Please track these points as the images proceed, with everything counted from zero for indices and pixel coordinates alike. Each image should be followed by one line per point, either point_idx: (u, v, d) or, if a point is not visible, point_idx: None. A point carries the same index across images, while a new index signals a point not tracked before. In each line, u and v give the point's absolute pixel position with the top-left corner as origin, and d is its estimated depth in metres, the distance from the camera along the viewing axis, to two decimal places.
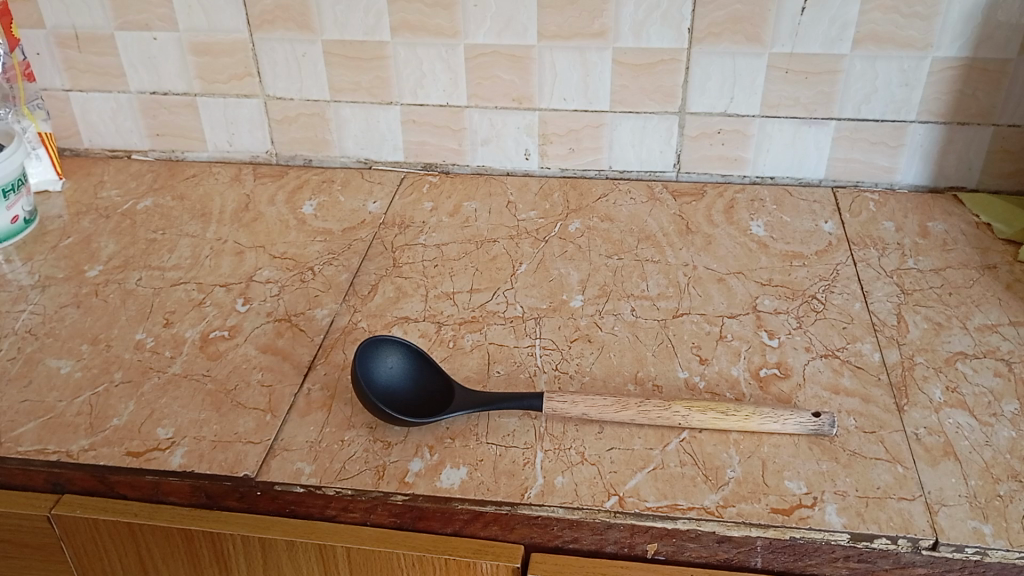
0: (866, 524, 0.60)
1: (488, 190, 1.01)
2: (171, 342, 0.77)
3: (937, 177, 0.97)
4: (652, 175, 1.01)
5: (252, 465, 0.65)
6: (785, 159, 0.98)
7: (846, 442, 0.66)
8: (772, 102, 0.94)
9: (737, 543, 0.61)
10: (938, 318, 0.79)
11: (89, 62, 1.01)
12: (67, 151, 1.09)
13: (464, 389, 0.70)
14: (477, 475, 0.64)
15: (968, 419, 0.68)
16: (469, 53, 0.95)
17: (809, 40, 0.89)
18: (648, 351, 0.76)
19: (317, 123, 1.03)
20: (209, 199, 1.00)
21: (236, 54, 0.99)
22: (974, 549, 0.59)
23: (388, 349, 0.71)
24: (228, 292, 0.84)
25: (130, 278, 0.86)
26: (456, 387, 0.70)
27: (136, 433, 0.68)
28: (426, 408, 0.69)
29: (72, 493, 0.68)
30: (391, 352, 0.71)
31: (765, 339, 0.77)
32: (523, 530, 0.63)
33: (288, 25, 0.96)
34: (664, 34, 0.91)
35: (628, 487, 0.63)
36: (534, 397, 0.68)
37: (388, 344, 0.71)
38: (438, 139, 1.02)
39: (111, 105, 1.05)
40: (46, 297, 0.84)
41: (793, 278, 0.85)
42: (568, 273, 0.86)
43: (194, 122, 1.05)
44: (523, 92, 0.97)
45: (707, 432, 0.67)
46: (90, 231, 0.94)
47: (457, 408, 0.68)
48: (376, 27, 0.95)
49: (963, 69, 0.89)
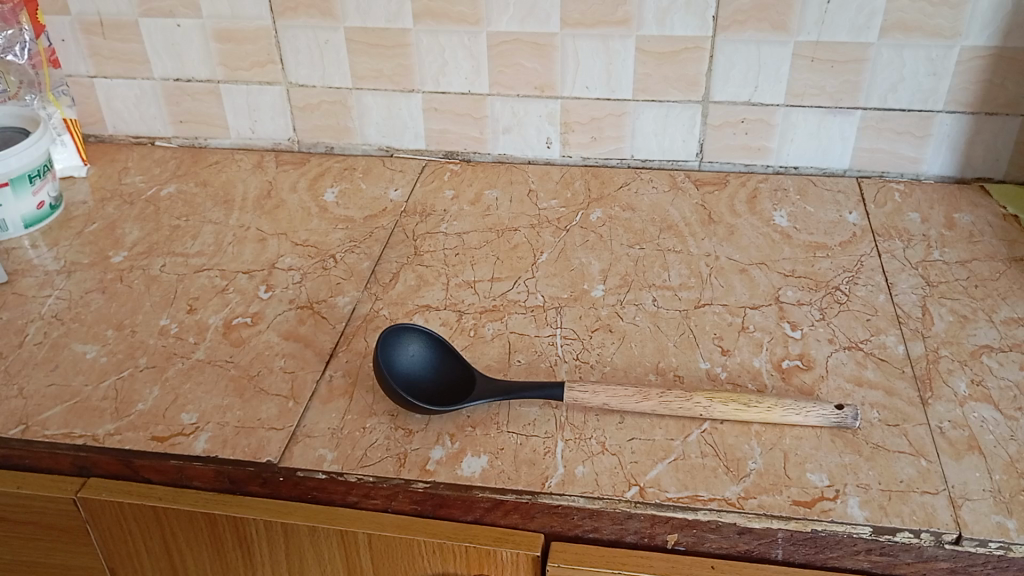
0: (889, 517, 0.60)
1: (509, 178, 1.01)
2: (195, 328, 0.78)
3: (964, 167, 0.96)
4: (674, 164, 1.01)
5: (276, 451, 0.65)
6: (810, 148, 0.97)
7: (869, 435, 0.66)
8: (798, 91, 0.93)
9: (759, 534, 0.61)
10: (964, 311, 0.78)
11: (114, 49, 1.02)
12: (92, 137, 1.10)
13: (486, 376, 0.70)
14: (498, 464, 0.64)
15: (993, 413, 0.67)
16: (491, 41, 0.95)
17: (836, 28, 0.88)
18: (670, 341, 0.75)
19: (339, 111, 1.03)
20: (232, 185, 1.00)
21: (259, 41, 0.99)
22: (998, 544, 0.58)
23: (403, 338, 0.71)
24: (251, 278, 0.85)
25: (154, 264, 0.87)
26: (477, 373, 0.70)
27: (161, 418, 0.69)
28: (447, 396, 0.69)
29: (98, 477, 0.69)
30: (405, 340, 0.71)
31: (788, 330, 0.76)
32: (544, 519, 0.63)
33: (312, 12, 0.96)
34: (688, 22, 0.90)
35: (649, 477, 0.63)
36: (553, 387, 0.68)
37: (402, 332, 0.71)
38: (460, 127, 1.02)
39: (136, 91, 1.05)
40: (72, 282, 0.84)
41: (816, 269, 0.84)
42: (589, 262, 0.86)
43: (218, 109, 1.05)
44: (546, 80, 0.97)
45: (730, 423, 0.67)
46: (114, 217, 0.95)
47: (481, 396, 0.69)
48: (399, 14, 0.95)
49: (992, 59, 0.88)
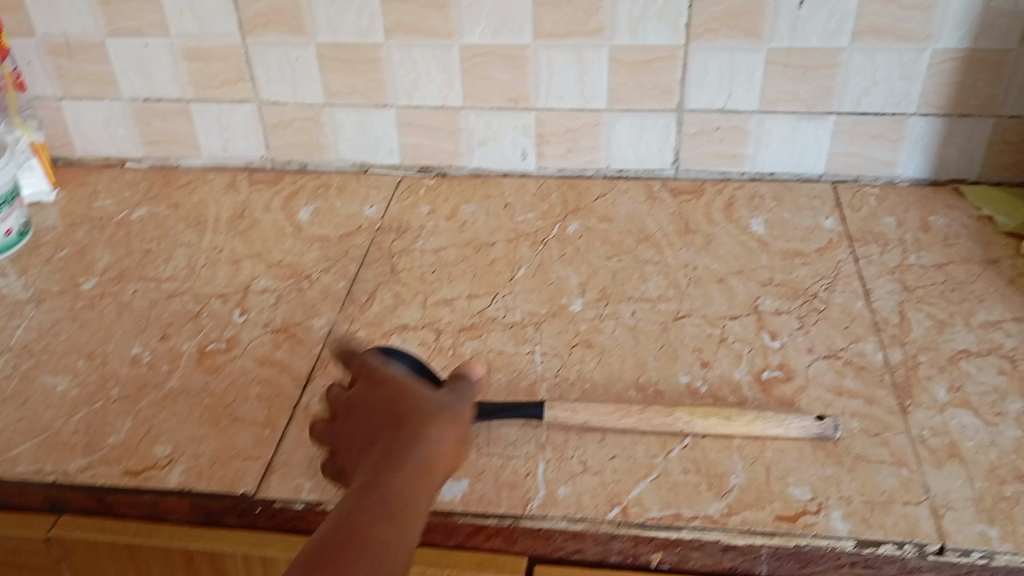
0: (872, 530, 0.59)
1: (485, 192, 1.00)
2: (169, 356, 0.77)
3: (938, 169, 0.96)
4: (650, 173, 1.01)
5: (252, 482, 0.64)
6: (785, 154, 0.97)
7: (850, 445, 0.66)
8: (771, 97, 0.93)
9: (742, 551, 0.61)
10: (941, 316, 0.78)
11: (81, 70, 1.01)
12: (61, 160, 1.08)
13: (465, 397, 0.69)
14: (479, 488, 0.63)
15: (972, 419, 0.67)
16: (464, 54, 0.94)
17: (807, 34, 0.88)
18: (649, 356, 0.75)
19: (312, 127, 1.02)
20: (205, 206, 0.99)
21: (229, 59, 0.98)
22: (981, 553, 0.58)
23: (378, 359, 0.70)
24: (225, 302, 0.83)
25: (126, 291, 0.86)
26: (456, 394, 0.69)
27: (134, 451, 0.68)
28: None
29: (71, 513, 0.68)
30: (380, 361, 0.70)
31: (768, 340, 0.76)
32: (526, 542, 0.63)
33: (281, 28, 0.95)
34: (660, 31, 0.90)
35: (631, 496, 0.62)
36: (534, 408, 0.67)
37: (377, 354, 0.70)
38: (434, 141, 1.02)
39: (105, 113, 1.04)
40: (42, 311, 0.83)
41: (794, 277, 0.84)
42: (567, 275, 0.86)
43: (188, 128, 1.04)
44: (520, 91, 0.96)
45: (711, 438, 0.67)
46: (84, 242, 0.94)
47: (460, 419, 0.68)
48: (370, 29, 0.94)
49: (963, 61, 0.88)
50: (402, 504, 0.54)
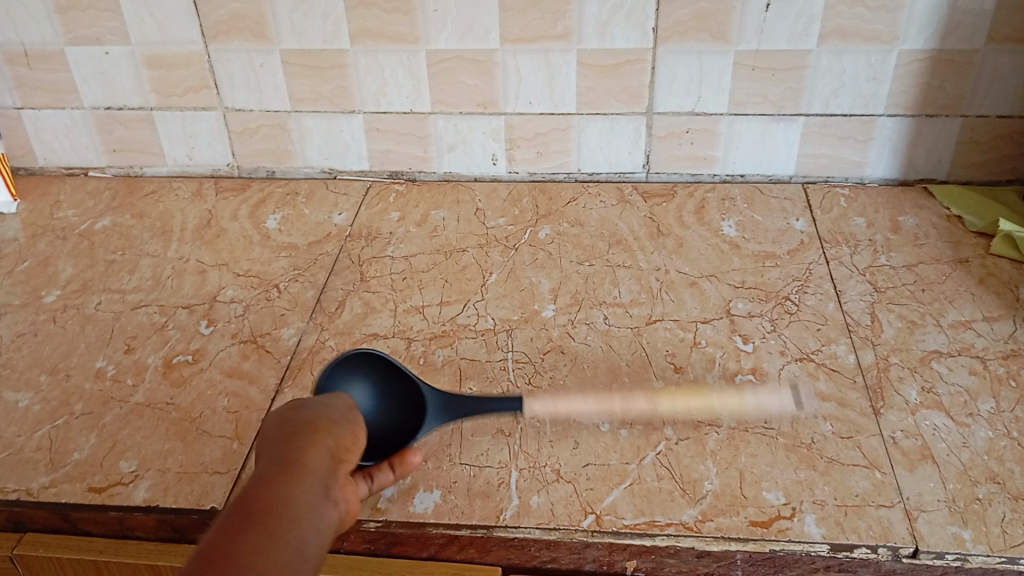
0: (846, 534, 0.59)
1: (456, 198, 0.99)
2: (134, 369, 0.75)
3: (907, 169, 0.96)
4: (621, 177, 1.00)
5: (220, 497, 0.63)
6: (755, 156, 0.97)
7: (824, 449, 0.66)
8: (740, 100, 0.93)
9: (717, 557, 0.60)
10: (912, 316, 0.78)
11: (41, 79, 0.99)
12: (22, 170, 1.06)
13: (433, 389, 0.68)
14: (452, 498, 0.63)
15: (944, 420, 0.67)
16: (431, 59, 0.93)
17: (775, 37, 0.88)
18: (622, 361, 0.74)
19: (279, 134, 1.01)
20: (170, 216, 0.98)
21: (192, 66, 0.96)
22: (955, 555, 0.58)
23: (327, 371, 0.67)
24: (191, 313, 0.82)
25: (89, 303, 0.84)
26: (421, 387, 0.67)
27: (98, 468, 0.66)
28: (398, 423, 0.67)
29: (35, 532, 0.66)
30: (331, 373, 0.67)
31: (740, 344, 0.76)
32: (500, 552, 0.62)
33: (245, 35, 0.94)
34: (628, 34, 0.90)
35: (605, 504, 0.62)
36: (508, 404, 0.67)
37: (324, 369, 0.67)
38: (404, 147, 1.01)
39: (66, 121, 1.02)
40: (3, 325, 0.81)
41: (766, 279, 0.84)
42: (539, 281, 0.85)
43: (153, 136, 1.02)
44: (488, 96, 0.95)
45: (685, 444, 0.66)
46: (46, 254, 0.92)
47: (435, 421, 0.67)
48: (335, 35, 0.93)
49: (929, 62, 0.88)
50: (267, 505, 0.51)
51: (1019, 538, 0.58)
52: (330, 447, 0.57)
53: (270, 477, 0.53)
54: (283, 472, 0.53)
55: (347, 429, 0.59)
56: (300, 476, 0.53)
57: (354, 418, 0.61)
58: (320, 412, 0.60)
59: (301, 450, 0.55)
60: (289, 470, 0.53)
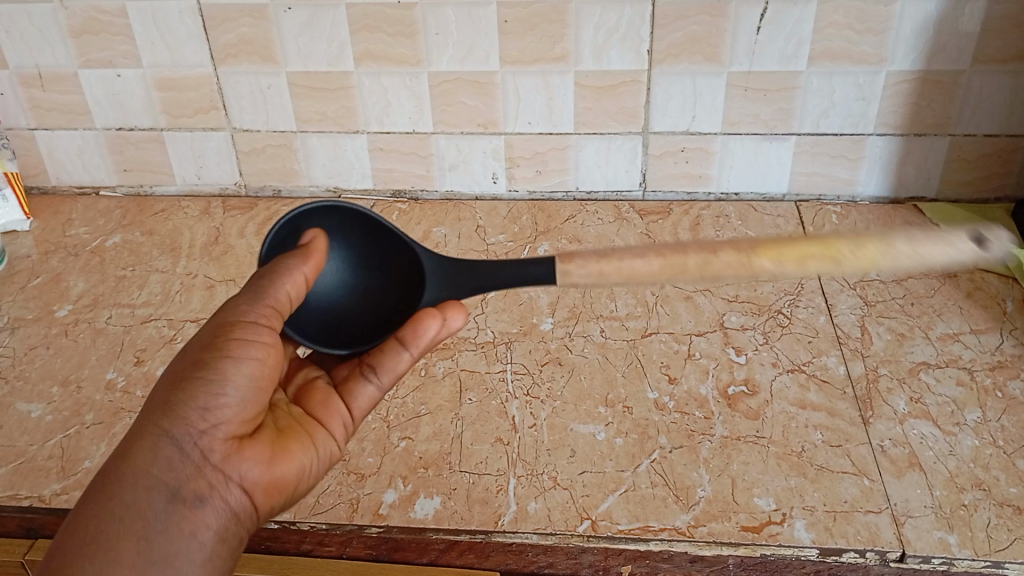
0: (834, 538, 0.61)
1: (457, 215, 1.02)
2: (143, 380, 0.77)
3: (897, 188, 0.99)
4: (619, 195, 1.03)
5: None
6: (749, 175, 1.00)
7: (814, 456, 0.67)
8: (733, 120, 0.96)
9: (710, 562, 0.62)
10: (901, 329, 0.80)
11: (54, 101, 1.01)
12: (35, 189, 1.09)
13: (429, 256, 0.64)
14: (451, 505, 0.64)
15: (932, 429, 0.69)
16: (433, 80, 0.96)
17: (766, 59, 0.91)
18: (618, 372, 0.76)
19: (285, 154, 1.04)
20: (179, 233, 1.00)
21: (201, 88, 0.99)
22: (941, 559, 0.60)
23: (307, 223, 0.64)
24: (199, 327, 0.84)
25: (100, 317, 0.86)
26: (417, 250, 0.65)
27: None
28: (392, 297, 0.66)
29: (46, 538, 0.68)
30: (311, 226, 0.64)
31: (733, 356, 0.78)
32: (499, 557, 0.64)
33: (253, 57, 0.96)
34: (624, 56, 0.92)
35: (600, 510, 0.64)
36: (539, 274, 0.60)
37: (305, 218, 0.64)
38: (406, 166, 1.03)
39: (78, 142, 1.05)
40: (16, 338, 0.83)
41: (759, 294, 0.86)
42: (538, 295, 0.87)
43: (162, 156, 1.05)
44: (488, 117, 0.98)
45: (678, 452, 0.68)
46: (58, 270, 0.94)
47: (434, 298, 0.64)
48: (340, 57, 0.96)
49: (918, 82, 0.91)
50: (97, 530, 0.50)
51: (1003, 542, 0.60)
52: (185, 423, 0.52)
53: (93, 499, 0.51)
54: (123, 474, 0.51)
55: (235, 376, 0.54)
56: (130, 484, 0.51)
57: (247, 350, 0.54)
58: (207, 347, 0.54)
59: (141, 443, 0.52)
60: (130, 470, 0.51)
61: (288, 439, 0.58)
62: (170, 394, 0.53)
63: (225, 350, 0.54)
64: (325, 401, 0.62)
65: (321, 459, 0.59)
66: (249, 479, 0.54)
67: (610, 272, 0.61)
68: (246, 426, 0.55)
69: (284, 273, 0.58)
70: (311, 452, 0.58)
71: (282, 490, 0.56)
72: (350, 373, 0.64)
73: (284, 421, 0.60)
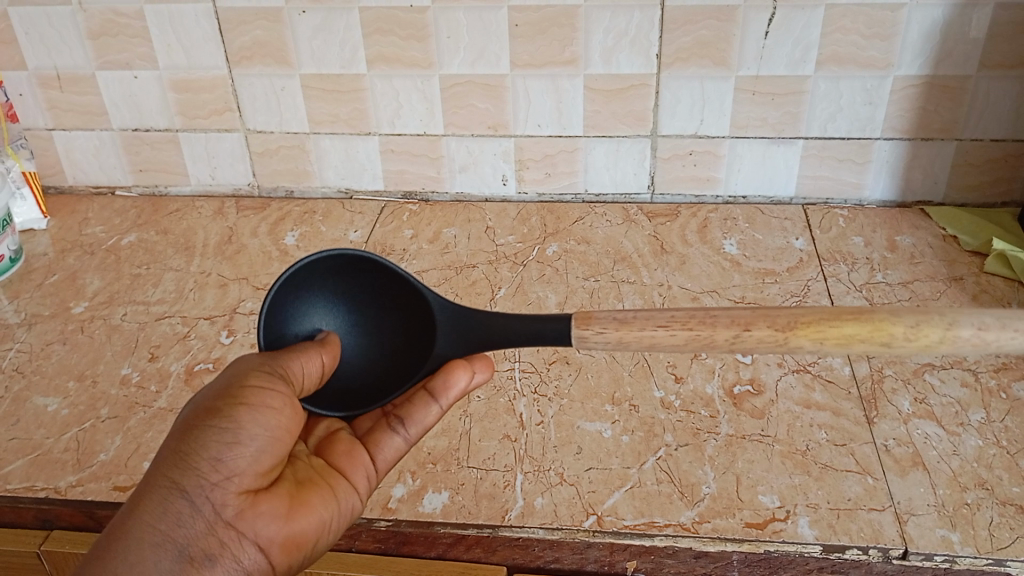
0: (838, 535, 0.62)
1: (467, 216, 1.03)
2: (157, 376, 0.79)
3: (904, 192, 0.99)
4: (627, 198, 1.04)
5: None
6: (757, 178, 1.00)
7: (817, 455, 0.68)
8: (741, 123, 0.96)
9: (714, 558, 0.63)
10: None
11: (71, 101, 1.03)
12: (53, 188, 1.11)
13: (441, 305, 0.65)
14: (459, 500, 0.65)
15: (935, 429, 0.70)
16: (444, 83, 0.97)
17: (774, 63, 0.92)
18: (625, 371, 0.77)
19: (297, 155, 1.05)
20: (193, 232, 1.01)
21: (216, 90, 1.01)
22: (943, 556, 0.60)
23: (322, 261, 0.65)
24: (213, 324, 0.85)
25: (116, 314, 0.88)
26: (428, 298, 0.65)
27: (123, 468, 0.69)
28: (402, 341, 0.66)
29: (62, 529, 0.69)
30: (327, 265, 0.65)
31: (739, 355, 0.78)
32: (505, 552, 0.65)
33: (267, 60, 0.98)
34: (633, 60, 0.93)
35: (605, 506, 0.64)
36: (554, 333, 0.61)
37: (321, 257, 0.64)
38: (417, 168, 1.04)
39: (95, 142, 1.06)
40: (33, 334, 0.85)
41: (765, 295, 0.87)
42: (546, 295, 0.88)
43: (177, 157, 1.07)
44: (499, 119, 0.99)
45: (684, 450, 0.69)
46: (74, 268, 0.96)
47: (446, 344, 0.65)
48: (352, 60, 0.97)
49: (924, 87, 0.91)
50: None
51: (1006, 541, 0.61)
52: (196, 475, 0.53)
53: (100, 552, 0.52)
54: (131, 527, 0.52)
55: (253, 433, 0.54)
56: (136, 539, 0.52)
57: (264, 404, 0.55)
58: (221, 399, 0.55)
59: (150, 498, 0.53)
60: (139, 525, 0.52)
61: (306, 491, 0.57)
62: (180, 448, 0.54)
63: (239, 399, 0.55)
64: (349, 451, 0.62)
65: (343, 513, 0.59)
66: (262, 533, 0.55)
67: (630, 339, 0.59)
68: (262, 479, 0.55)
69: (303, 351, 0.60)
70: (332, 505, 0.58)
71: (300, 545, 0.56)
72: (375, 424, 0.64)
73: (304, 472, 0.59)
